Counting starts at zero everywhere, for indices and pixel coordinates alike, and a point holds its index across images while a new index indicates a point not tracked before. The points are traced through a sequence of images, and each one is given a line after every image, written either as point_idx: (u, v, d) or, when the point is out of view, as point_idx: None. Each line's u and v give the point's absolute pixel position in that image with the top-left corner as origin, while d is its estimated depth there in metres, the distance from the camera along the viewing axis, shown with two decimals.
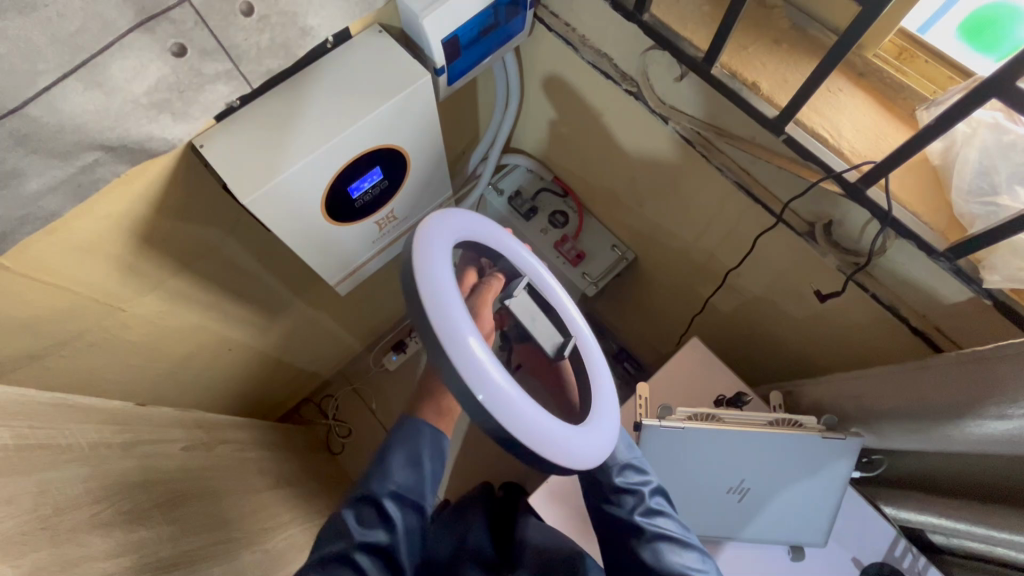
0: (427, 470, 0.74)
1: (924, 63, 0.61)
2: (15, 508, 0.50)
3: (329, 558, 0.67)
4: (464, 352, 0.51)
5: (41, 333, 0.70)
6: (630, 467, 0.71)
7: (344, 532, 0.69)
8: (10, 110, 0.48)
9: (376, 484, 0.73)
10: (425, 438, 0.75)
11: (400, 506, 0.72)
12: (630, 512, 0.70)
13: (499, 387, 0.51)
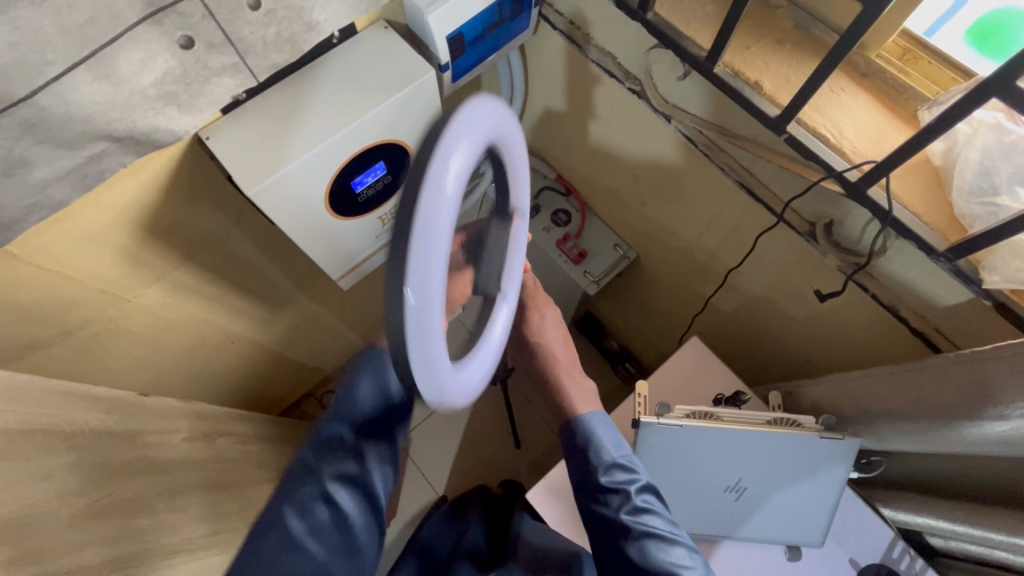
0: (389, 379, 0.73)
1: (927, 65, 0.61)
2: (18, 491, 0.51)
3: (300, 495, 0.69)
4: (436, 191, 0.39)
5: (47, 322, 0.71)
6: (616, 467, 0.71)
7: (313, 467, 0.70)
8: (20, 99, 0.49)
9: (341, 412, 0.72)
10: (383, 362, 0.73)
11: (367, 437, 0.73)
12: (616, 511, 0.69)
13: (432, 266, 0.40)
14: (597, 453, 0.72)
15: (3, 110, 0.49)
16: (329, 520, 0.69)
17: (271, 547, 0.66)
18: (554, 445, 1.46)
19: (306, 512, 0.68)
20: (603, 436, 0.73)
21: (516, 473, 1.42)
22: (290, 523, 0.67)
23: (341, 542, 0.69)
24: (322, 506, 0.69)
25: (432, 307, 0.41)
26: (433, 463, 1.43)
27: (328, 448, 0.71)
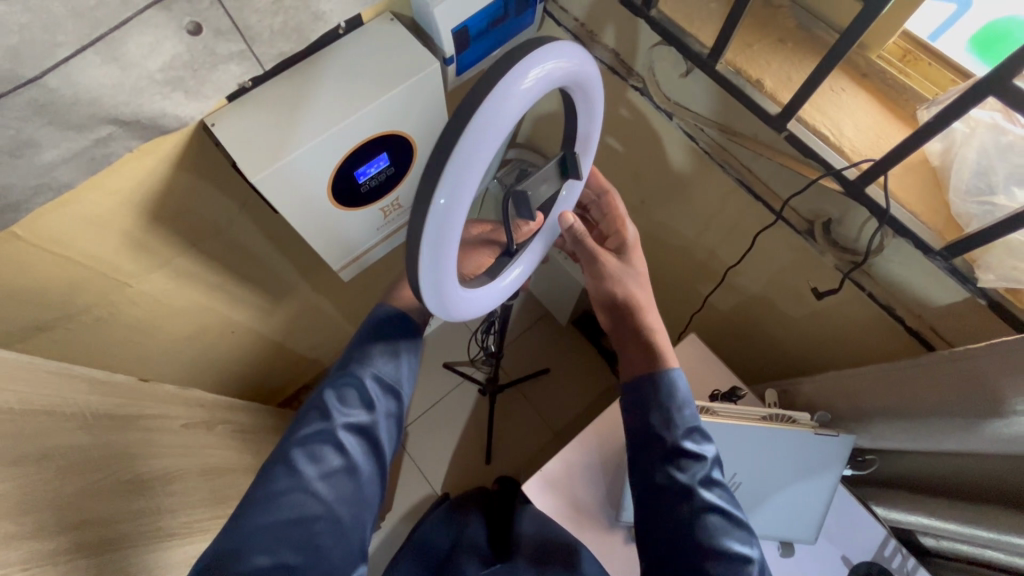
0: (404, 350, 0.70)
1: (927, 66, 0.62)
2: (19, 468, 0.52)
3: (309, 438, 0.63)
4: (484, 125, 0.42)
5: (50, 304, 0.71)
6: (696, 432, 0.67)
7: (324, 413, 0.64)
8: (29, 79, 0.49)
9: (353, 372, 0.67)
10: (402, 334, 0.70)
11: (379, 397, 0.67)
12: (692, 477, 0.64)
13: (466, 177, 0.43)
14: (682, 412, 0.67)
15: (12, 90, 0.49)
16: (337, 466, 0.62)
17: (268, 499, 0.59)
18: (551, 441, 1.46)
19: (313, 455, 0.62)
20: (686, 396, 0.68)
21: (512, 469, 1.43)
22: (293, 472, 0.60)
23: (344, 502, 0.62)
24: (330, 451, 0.62)
25: (456, 213, 0.46)
26: (430, 457, 1.44)
27: (339, 401, 0.65)
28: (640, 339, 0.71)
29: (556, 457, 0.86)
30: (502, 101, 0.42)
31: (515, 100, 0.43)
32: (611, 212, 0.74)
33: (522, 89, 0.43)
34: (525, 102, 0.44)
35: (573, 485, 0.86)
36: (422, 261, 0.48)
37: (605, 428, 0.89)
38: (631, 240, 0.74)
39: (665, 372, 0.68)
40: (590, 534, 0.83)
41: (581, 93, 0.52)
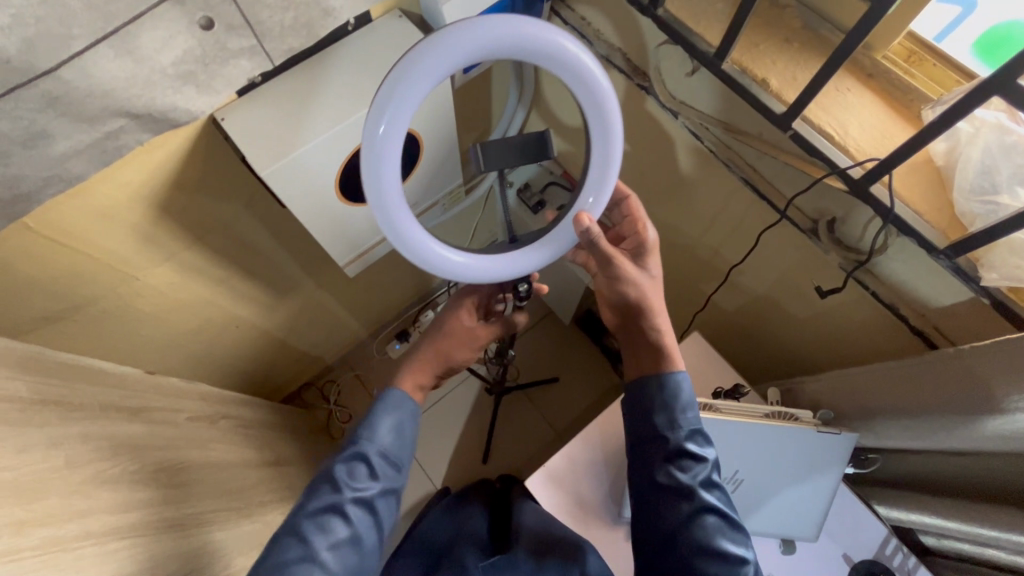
0: (409, 425, 0.72)
1: (933, 66, 0.63)
2: (29, 456, 0.52)
3: (318, 510, 0.63)
4: (422, 59, 0.48)
5: (59, 296, 0.72)
6: (698, 434, 0.67)
7: (334, 487, 0.65)
8: (44, 71, 0.50)
9: (362, 443, 0.68)
10: (407, 403, 0.72)
11: (386, 468, 0.68)
12: (693, 477, 0.64)
13: (398, 105, 0.49)
14: (685, 414, 0.67)
15: (27, 81, 0.50)
16: (345, 538, 0.63)
17: (278, 570, 0.59)
18: (553, 440, 1.46)
19: (323, 527, 0.62)
20: (690, 399, 0.68)
21: (514, 467, 1.43)
22: (302, 542, 0.61)
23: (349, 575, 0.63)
24: (339, 524, 0.63)
25: (394, 144, 0.50)
26: (432, 454, 1.44)
27: (348, 474, 0.66)
28: (647, 339, 0.71)
29: (560, 453, 0.87)
30: (438, 44, 0.48)
31: (450, 45, 0.48)
32: (632, 212, 0.71)
33: (455, 34, 0.48)
34: (457, 46, 0.48)
35: (575, 478, 0.87)
36: (369, 196, 0.53)
37: (608, 425, 0.90)
38: (650, 241, 0.71)
39: (670, 375, 0.68)
40: (592, 529, 0.84)
41: (569, 67, 0.52)
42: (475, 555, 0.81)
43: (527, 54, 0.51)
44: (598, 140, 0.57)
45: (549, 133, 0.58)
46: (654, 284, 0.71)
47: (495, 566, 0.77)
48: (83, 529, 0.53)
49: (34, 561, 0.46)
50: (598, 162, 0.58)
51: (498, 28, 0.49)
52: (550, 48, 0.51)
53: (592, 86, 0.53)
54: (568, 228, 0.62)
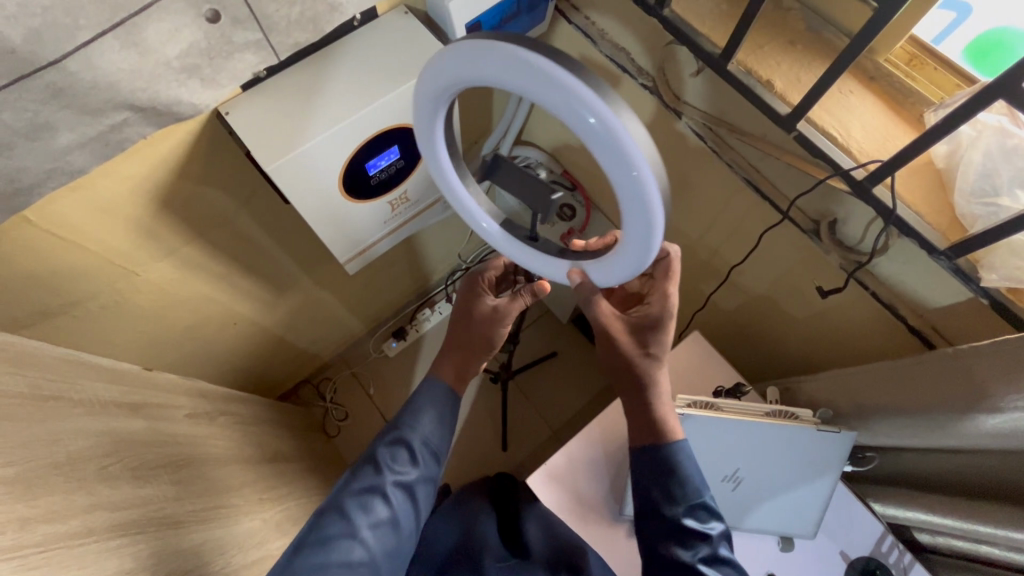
0: (448, 417, 0.74)
1: (933, 70, 0.63)
2: (30, 452, 0.51)
3: (361, 490, 0.66)
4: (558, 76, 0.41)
5: (57, 291, 0.71)
6: (700, 507, 0.66)
7: (376, 470, 0.67)
8: (49, 63, 0.49)
9: (403, 432, 0.71)
10: (448, 398, 0.74)
11: (425, 457, 0.71)
12: (694, 555, 0.63)
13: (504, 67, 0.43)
14: (684, 488, 0.65)
15: (32, 72, 0.49)
16: (385, 519, 0.65)
17: (322, 543, 0.62)
18: (550, 438, 1.47)
19: (364, 506, 0.65)
20: (693, 471, 0.67)
21: (512, 465, 1.44)
22: (345, 519, 0.64)
23: (386, 554, 0.65)
24: (379, 504, 0.65)
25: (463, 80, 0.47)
26: None
27: (391, 458, 0.69)
28: (635, 410, 0.69)
29: (561, 451, 0.88)
30: (510, 65, 0.42)
31: (521, 76, 0.42)
32: (659, 279, 0.68)
33: (529, 71, 0.42)
34: (522, 80, 0.42)
35: (575, 477, 0.87)
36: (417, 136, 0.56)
37: (609, 424, 0.90)
38: (666, 316, 0.66)
39: (655, 448, 0.67)
40: (593, 529, 0.84)
41: (632, 179, 0.44)
42: (491, 552, 0.82)
43: (592, 141, 0.43)
44: (631, 242, 0.51)
45: (559, 198, 0.55)
46: (654, 362, 0.68)
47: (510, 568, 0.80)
48: (85, 527, 0.52)
49: (38, 558, 0.45)
50: (626, 256, 0.53)
51: (575, 95, 0.41)
52: (618, 152, 0.43)
53: (645, 213, 0.47)
54: (561, 270, 0.61)
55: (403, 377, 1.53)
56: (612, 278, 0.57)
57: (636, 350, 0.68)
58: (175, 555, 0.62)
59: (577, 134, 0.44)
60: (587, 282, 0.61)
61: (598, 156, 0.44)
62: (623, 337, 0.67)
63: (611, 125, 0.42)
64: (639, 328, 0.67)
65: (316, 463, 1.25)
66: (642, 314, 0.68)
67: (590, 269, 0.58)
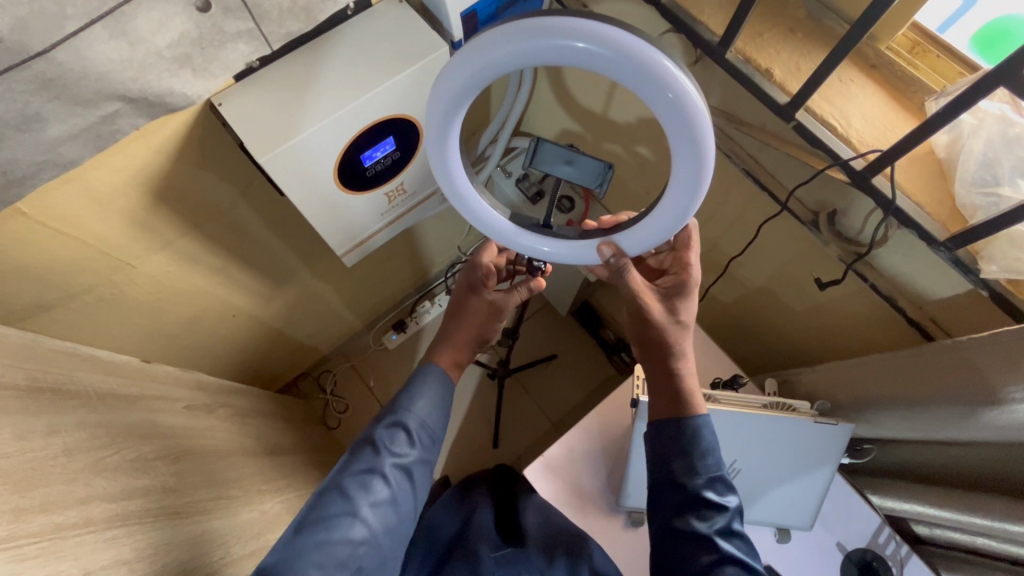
0: (444, 399, 0.74)
1: (936, 58, 0.63)
2: (27, 443, 0.52)
3: (360, 470, 0.65)
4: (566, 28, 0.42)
5: (52, 283, 0.71)
6: (719, 481, 0.64)
7: (375, 451, 0.67)
8: (37, 52, 0.49)
9: (401, 414, 0.70)
10: (444, 383, 0.74)
11: (423, 439, 0.70)
12: (711, 526, 0.61)
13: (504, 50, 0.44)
14: (705, 460, 0.63)
15: (22, 63, 0.49)
16: (385, 498, 0.64)
17: (323, 522, 0.61)
18: (549, 431, 1.47)
19: (364, 485, 0.64)
20: (713, 444, 0.65)
21: (512, 457, 1.44)
22: (346, 499, 0.63)
23: (387, 533, 0.64)
24: (379, 484, 0.65)
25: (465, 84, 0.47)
26: None
27: (389, 439, 0.68)
28: (666, 382, 0.67)
29: (558, 443, 0.88)
30: (522, 31, 0.43)
31: (538, 38, 0.43)
32: (681, 251, 0.70)
33: (547, 30, 0.43)
34: (540, 43, 0.43)
35: (573, 469, 0.87)
36: (431, 162, 0.54)
37: (605, 416, 0.91)
38: (691, 283, 0.69)
39: (689, 420, 0.65)
40: (590, 520, 0.85)
41: (672, 105, 0.44)
42: (487, 544, 0.81)
43: (625, 77, 0.44)
44: (681, 188, 0.50)
45: (613, 166, 0.55)
46: (682, 330, 0.68)
47: (505, 559, 0.79)
48: (82, 517, 0.53)
49: (34, 549, 0.46)
50: (674, 205, 0.52)
51: (592, 36, 0.42)
52: (655, 78, 0.43)
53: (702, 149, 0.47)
54: (589, 250, 0.60)
55: (403, 369, 1.54)
56: (648, 243, 0.58)
57: (668, 318, 0.68)
58: (172, 546, 0.63)
59: (607, 75, 0.44)
60: (617, 255, 0.59)
61: (636, 91, 0.45)
62: (655, 306, 0.67)
63: (640, 50, 0.43)
64: (665, 297, 0.68)
65: (316, 455, 1.26)
66: (667, 284, 0.69)
67: (623, 239, 0.58)
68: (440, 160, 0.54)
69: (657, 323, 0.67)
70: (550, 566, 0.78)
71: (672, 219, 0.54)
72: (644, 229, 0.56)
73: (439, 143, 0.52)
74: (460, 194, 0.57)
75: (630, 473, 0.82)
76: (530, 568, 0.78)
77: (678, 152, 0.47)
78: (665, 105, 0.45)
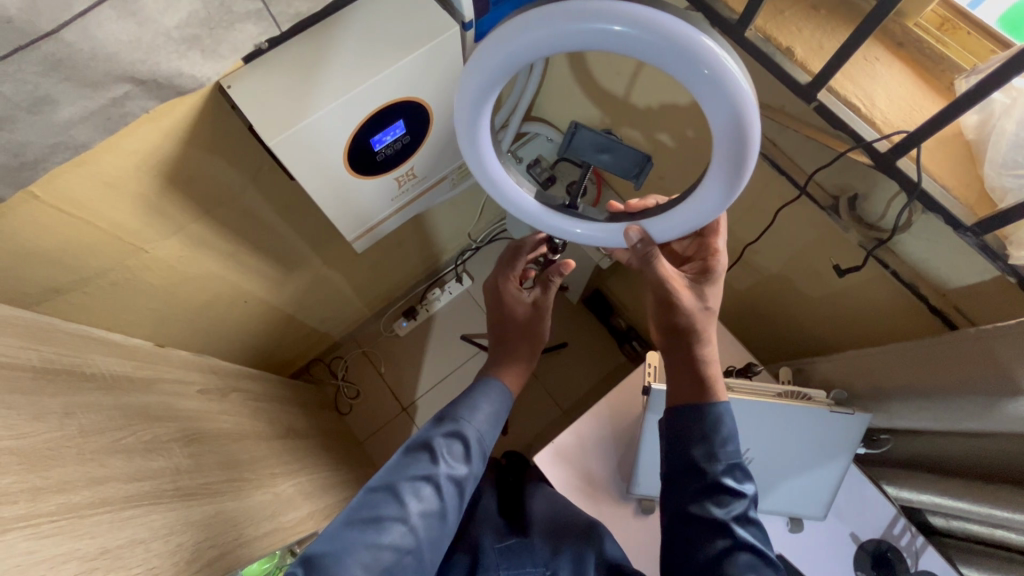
0: (498, 419, 0.74)
1: (966, 35, 0.61)
2: (44, 424, 0.52)
3: (415, 475, 0.64)
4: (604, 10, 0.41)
5: (66, 267, 0.72)
6: (738, 468, 0.63)
7: (432, 458, 0.66)
8: (46, 33, 0.48)
9: (460, 424, 0.70)
10: (502, 397, 0.75)
11: (477, 454, 0.70)
12: (728, 512, 0.60)
13: (534, 33, 0.43)
14: (726, 447, 0.63)
15: (30, 44, 0.48)
16: (435, 508, 0.63)
17: (373, 523, 0.60)
18: (559, 419, 1.47)
19: (417, 492, 0.63)
20: (732, 431, 0.64)
21: (522, 444, 1.45)
22: (398, 502, 0.62)
23: (430, 546, 0.62)
24: (431, 493, 0.64)
25: (500, 67, 0.46)
26: None
27: (446, 449, 0.67)
28: (691, 369, 0.66)
29: (569, 430, 0.88)
30: (553, 16, 0.42)
31: (569, 24, 0.42)
32: (708, 236, 0.69)
33: (580, 12, 0.41)
34: (573, 27, 0.42)
35: (583, 455, 0.87)
36: (462, 150, 0.54)
37: (616, 403, 0.90)
38: (718, 269, 0.67)
39: (712, 406, 0.63)
40: (597, 505, 0.85)
41: (713, 86, 0.43)
42: (491, 536, 0.79)
43: (662, 57, 0.43)
44: (721, 171, 0.49)
45: (651, 160, 0.54)
46: (709, 316, 0.67)
47: (509, 551, 0.76)
48: (99, 497, 0.53)
49: (51, 527, 0.46)
50: (712, 192, 0.51)
51: (625, 17, 0.41)
52: (697, 56, 0.42)
53: (742, 135, 0.46)
54: (617, 234, 0.59)
55: (414, 356, 1.54)
56: (679, 230, 0.57)
57: (696, 306, 0.66)
58: (187, 526, 0.64)
59: (642, 55, 0.43)
60: (645, 240, 0.58)
61: (673, 69, 0.43)
62: (684, 294, 0.66)
63: (677, 27, 0.41)
64: (694, 284, 0.67)
65: (328, 440, 1.27)
66: (694, 271, 0.69)
67: (653, 225, 0.57)
68: (471, 151, 0.54)
69: (685, 310, 0.65)
70: (555, 557, 0.74)
71: (708, 208, 0.53)
72: (678, 214, 0.55)
73: (471, 134, 0.52)
74: (491, 181, 0.57)
75: (640, 461, 0.82)
76: (534, 560, 0.74)
77: (720, 139, 0.46)
78: (706, 89, 0.44)
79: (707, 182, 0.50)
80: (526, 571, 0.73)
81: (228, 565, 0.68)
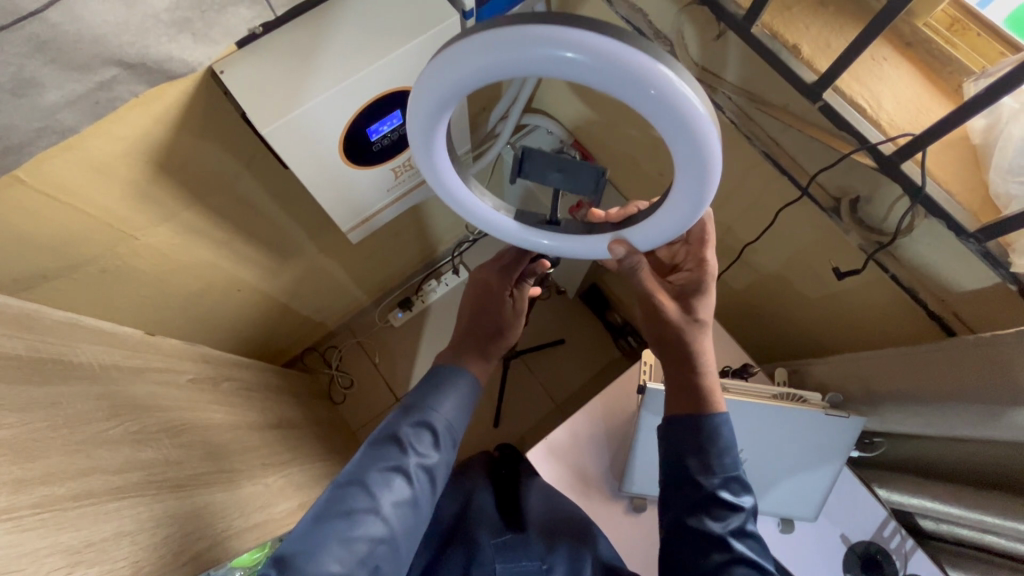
0: (469, 399, 0.71)
1: (976, 37, 0.59)
2: (28, 415, 0.51)
3: (384, 467, 0.62)
4: (555, 36, 0.40)
5: (54, 253, 0.70)
6: (735, 480, 0.62)
7: (401, 448, 0.64)
8: (30, 13, 0.47)
9: (428, 411, 0.67)
10: (468, 390, 0.70)
11: (448, 439, 0.68)
12: (725, 526, 0.60)
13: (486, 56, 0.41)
14: (722, 459, 0.62)
15: (13, 24, 0.47)
16: (407, 497, 0.62)
17: (344, 517, 0.59)
18: (553, 414, 1.47)
19: (387, 484, 0.61)
20: (730, 443, 0.63)
21: (516, 437, 1.45)
22: (368, 495, 0.61)
23: (405, 534, 0.62)
24: (402, 484, 0.62)
25: (447, 87, 0.44)
26: None
27: (416, 438, 0.65)
28: (683, 381, 0.66)
29: (562, 427, 0.88)
30: (484, 46, 0.41)
31: (515, 50, 0.40)
32: (696, 245, 0.68)
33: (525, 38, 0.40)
34: (520, 54, 0.40)
35: (579, 451, 0.87)
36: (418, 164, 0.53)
37: (610, 400, 0.90)
38: (707, 280, 0.67)
39: (708, 419, 0.63)
40: (590, 502, 0.85)
41: (657, 101, 0.41)
42: (487, 531, 0.77)
43: (609, 83, 0.41)
44: (687, 180, 0.47)
45: (608, 174, 0.52)
46: (699, 327, 0.66)
47: (507, 545, 0.74)
48: (85, 489, 0.53)
49: (35, 520, 0.46)
50: (683, 197, 0.49)
51: (568, 44, 0.39)
52: (644, 79, 0.40)
53: (705, 151, 0.44)
54: (601, 246, 0.59)
55: (408, 346, 1.54)
56: (660, 238, 0.56)
57: (683, 316, 0.66)
58: (176, 517, 0.63)
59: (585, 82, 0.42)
60: (630, 254, 0.58)
61: (611, 91, 0.42)
62: (668, 304, 0.66)
63: (619, 54, 0.40)
64: (679, 295, 0.67)
65: (321, 429, 1.27)
66: (681, 282, 0.68)
67: (633, 236, 0.56)
68: (432, 170, 0.53)
69: (674, 320, 0.65)
70: (550, 553, 0.73)
71: (682, 217, 0.52)
72: (654, 225, 0.54)
73: (427, 151, 0.51)
74: (451, 193, 0.55)
75: (635, 458, 0.82)
76: (529, 555, 0.73)
77: (684, 154, 0.45)
78: (658, 111, 0.42)
79: (679, 195, 0.49)
80: (522, 565, 0.72)
81: (216, 557, 0.67)
